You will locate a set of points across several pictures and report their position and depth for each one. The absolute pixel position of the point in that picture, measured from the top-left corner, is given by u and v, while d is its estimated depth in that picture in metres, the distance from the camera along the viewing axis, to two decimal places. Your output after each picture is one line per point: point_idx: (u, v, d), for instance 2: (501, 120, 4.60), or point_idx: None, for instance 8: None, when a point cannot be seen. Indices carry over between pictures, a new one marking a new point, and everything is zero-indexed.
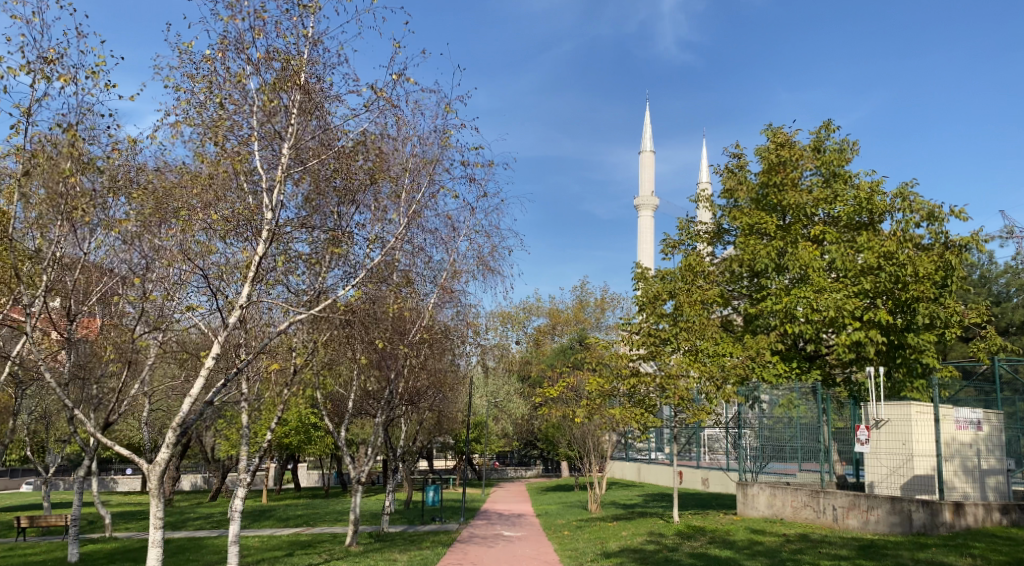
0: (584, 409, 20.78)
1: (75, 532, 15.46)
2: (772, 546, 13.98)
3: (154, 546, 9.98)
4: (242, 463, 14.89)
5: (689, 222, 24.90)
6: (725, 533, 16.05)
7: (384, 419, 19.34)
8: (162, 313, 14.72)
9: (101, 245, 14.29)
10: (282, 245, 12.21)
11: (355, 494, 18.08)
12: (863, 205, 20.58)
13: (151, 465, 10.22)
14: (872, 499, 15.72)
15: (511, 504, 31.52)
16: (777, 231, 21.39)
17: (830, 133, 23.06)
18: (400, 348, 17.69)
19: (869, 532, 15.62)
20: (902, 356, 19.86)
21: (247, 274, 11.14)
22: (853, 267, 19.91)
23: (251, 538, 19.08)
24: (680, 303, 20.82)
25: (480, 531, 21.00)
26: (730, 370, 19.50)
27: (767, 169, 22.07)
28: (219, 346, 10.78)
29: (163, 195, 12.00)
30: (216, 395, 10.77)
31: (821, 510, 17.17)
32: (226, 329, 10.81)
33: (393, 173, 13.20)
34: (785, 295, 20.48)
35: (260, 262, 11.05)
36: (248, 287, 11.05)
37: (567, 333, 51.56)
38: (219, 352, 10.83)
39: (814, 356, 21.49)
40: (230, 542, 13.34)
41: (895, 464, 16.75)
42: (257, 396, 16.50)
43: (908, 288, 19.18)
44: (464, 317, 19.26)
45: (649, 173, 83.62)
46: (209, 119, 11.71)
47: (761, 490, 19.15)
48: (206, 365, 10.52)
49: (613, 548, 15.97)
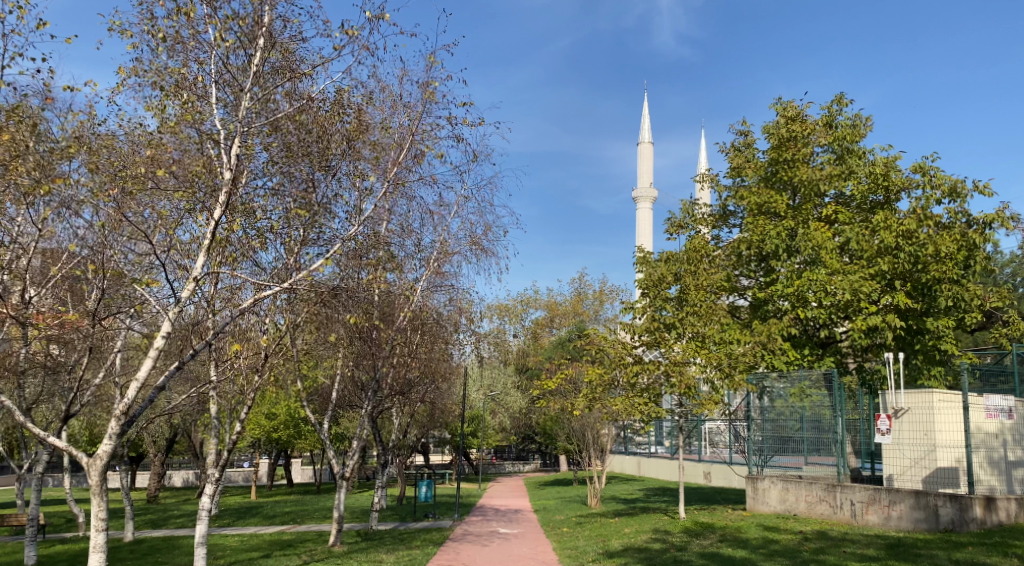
0: (584, 400, 19.64)
1: (32, 534, 14.18)
2: (790, 545, 12.83)
3: (96, 551, 8.83)
4: (212, 458, 14.02)
5: (693, 205, 23.72)
6: (737, 531, 14.94)
7: (371, 411, 18.08)
8: (126, 296, 13.59)
9: (58, 222, 13.17)
10: (253, 212, 11.06)
11: (340, 490, 16.92)
12: (878, 181, 19.41)
13: (91, 459, 9.08)
14: (895, 493, 14.73)
15: (508, 500, 30.36)
16: (787, 211, 20.32)
17: (843, 107, 21.82)
18: (389, 334, 16.52)
19: (892, 528, 14.66)
20: (921, 342, 18.80)
21: (203, 244, 9.95)
22: (870, 248, 18.70)
23: (230, 538, 17.91)
24: (685, 285, 19.62)
25: (474, 529, 19.89)
26: (738, 357, 18.37)
27: (777, 144, 20.89)
28: (170, 324, 9.64)
29: (118, 161, 10.88)
30: (170, 379, 9.64)
31: (838, 506, 16.21)
32: (177, 305, 9.64)
33: (374, 139, 12.09)
34: (796, 278, 19.35)
35: (216, 229, 9.89)
36: (204, 258, 9.86)
37: (566, 325, 50.39)
38: (170, 332, 9.69)
39: (827, 342, 20.36)
40: (197, 544, 12.23)
41: (918, 455, 15.66)
42: (228, 384, 15.26)
43: (929, 269, 18.07)
44: (456, 302, 18.14)
45: (648, 164, 82.40)
46: (165, 71, 10.60)
47: (772, 484, 18.22)
48: (155, 346, 9.39)
49: (616, 546, 14.84)
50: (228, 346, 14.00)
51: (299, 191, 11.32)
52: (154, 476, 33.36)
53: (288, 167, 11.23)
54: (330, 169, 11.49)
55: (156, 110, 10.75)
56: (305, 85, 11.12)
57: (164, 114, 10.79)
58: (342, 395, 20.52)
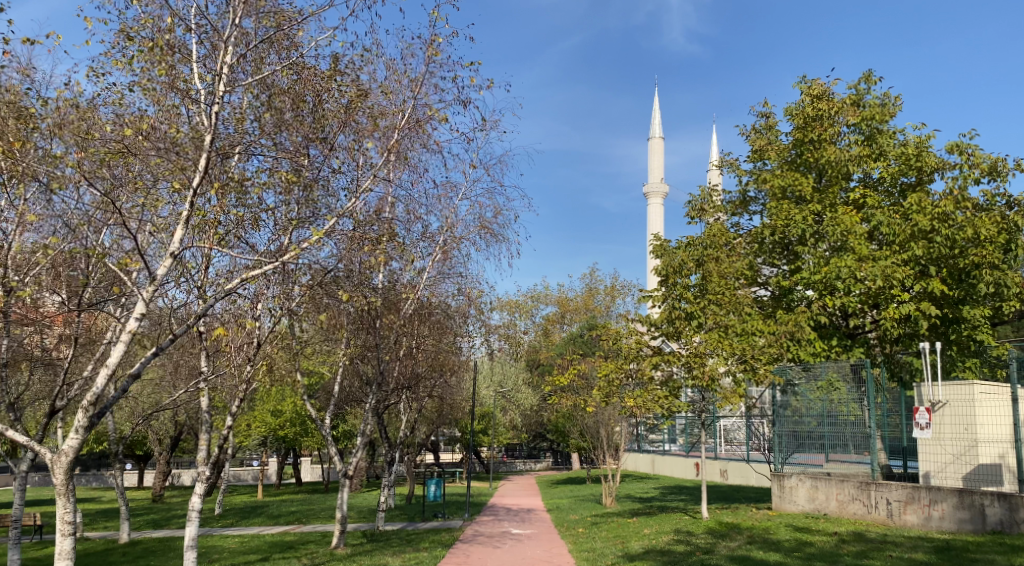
0: (599, 395, 18.68)
1: (14, 536, 12.90)
2: (827, 548, 11.87)
3: (62, 558, 8.03)
4: (202, 454, 12.89)
5: (712, 191, 22.74)
6: (766, 532, 14.00)
7: (376, 406, 17.20)
8: (113, 283, 12.79)
9: (36, 203, 12.29)
10: (247, 188, 10.30)
11: (341, 490, 15.95)
12: (910, 162, 18.36)
13: (56, 456, 8.29)
14: (936, 492, 13.85)
15: (519, 498, 29.52)
16: (812, 194, 19.31)
17: (871, 86, 20.71)
18: (394, 325, 15.66)
19: (933, 529, 13.73)
20: (956, 331, 17.80)
21: (181, 216, 9.06)
22: (902, 232, 17.71)
23: (229, 540, 17.08)
24: (708, 273, 18.98)
25: (485, 530, 19.03)
26: (762, 349, 17.42)
27: (802, 125, 19.84)
28: (146, 306, 8.77)
29: (97, 133, 10.01)
30: (145, 367, 8.79)
31: (873, 505, 15.26)
32: (153, 283, 8.76)
33: (372, 108, 11.22)
34: (824, 264, 18.27)
35: (195, 200, 9.00)
36: (181, 231, 8.96)
37: (577, 321, 49.26)
38: (146, 314, 8.82)
39: (856, 333, 19.34)
40: (187, 547, 11.39)
41: (960, 450, 14.53)
42: (222, 376, 14.40)
43: (967, 254, 17.05)
44: (464, 291, 17.31)
45: (659, 158, 81.36)
46: (145, 32, 9.77)
47: (800, 482, 17.29)
48: (128, 329, 8.54)
49: (636, 549, 13.86)
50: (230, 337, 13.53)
51: (290, 158, 10.48)
52: (157, 475, 32.52)
53: (279, 137, 10.39)
54: (326, 141, 10.66)
55: (135, 76, 10.01)
56: (299, 52, 10.34)
57: (145, 81, 10.06)
58: (346, 391, 19.68)
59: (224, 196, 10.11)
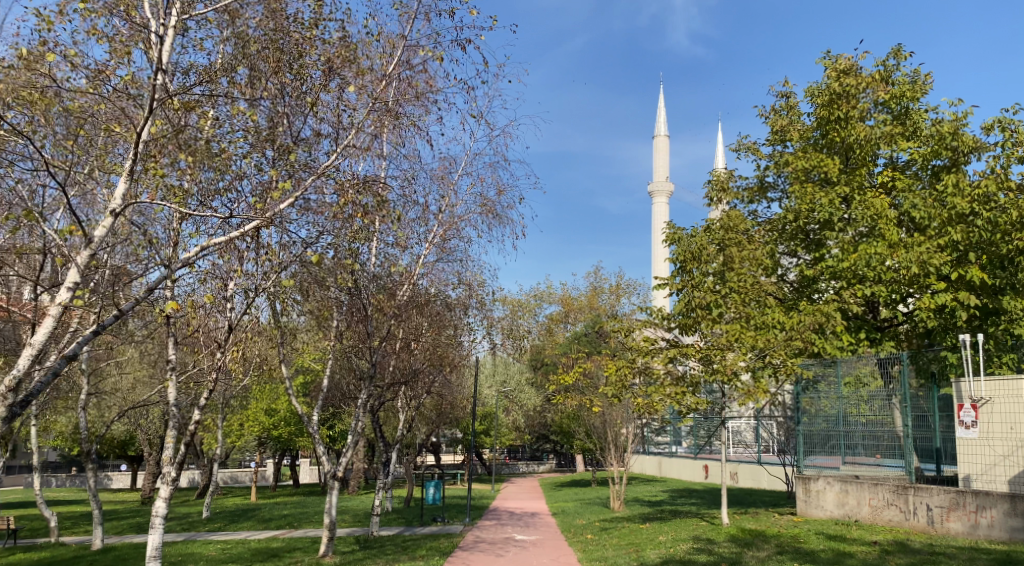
0: (609, 391, 17.46)
1: None
2: (871, 560, 10.59)
3: None
4: (169, 453, 11.57)
5: (728, 175, 21.56)
6: (796, 541, 12.74)
7: (369, 403, 16.02)
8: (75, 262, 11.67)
9: None
10: (216, 152, 9.27)
11: (330, 492, 14.68)
12: (944, 140, 17.04)
13: None
14: (984, 497, 12.59)
15: (523, 501, 28.28)
16: (839, 175, 18.06)
17: (900, 62, 19.44)
18: (388, 312, 14.46)
19: (980, 539, 12.52)
20: (996, 323, 16.53)
21: (126, 166, 8.05)
22: (938, 214, 16.49)
23: (210, 547, 15.82)
24: (727, 259, 18.25)
25: (488, 535, 17.81)
26: (786, 342, 16.13)
27: (826, 103, 18.59)
28: (79, 276, 7.73)
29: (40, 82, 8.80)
30: (85, 347, 7.69)
31: (911, 511, 14.05)
32: (89, 248, 7.73)
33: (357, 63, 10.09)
34: (852, 250, 17.04)
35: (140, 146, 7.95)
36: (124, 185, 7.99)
37: (582, 320, 47.96)
38: (80, 284, 7.80)
39: (885, 327, 18.26)
40: (149, 556, 10.24)
41: (1008, 451, 12.82)
42: (197, 368, 13.18)
43: (1012, 238, 15.74)
44: (465, 279, 16.14)
45: (664, 156, 80.18)
46: None
47: (828, 486, 16.07)
48: (57, 302, 7.52)
49: (654, 559, 12.55)
50: (219, 322, 12.78)
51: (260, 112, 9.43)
52: (146, 476, 31.24)
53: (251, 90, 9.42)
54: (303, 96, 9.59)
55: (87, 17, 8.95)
56: None
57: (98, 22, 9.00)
58: (343, 386, 18.61)
59: (188, 154, 9.04)
